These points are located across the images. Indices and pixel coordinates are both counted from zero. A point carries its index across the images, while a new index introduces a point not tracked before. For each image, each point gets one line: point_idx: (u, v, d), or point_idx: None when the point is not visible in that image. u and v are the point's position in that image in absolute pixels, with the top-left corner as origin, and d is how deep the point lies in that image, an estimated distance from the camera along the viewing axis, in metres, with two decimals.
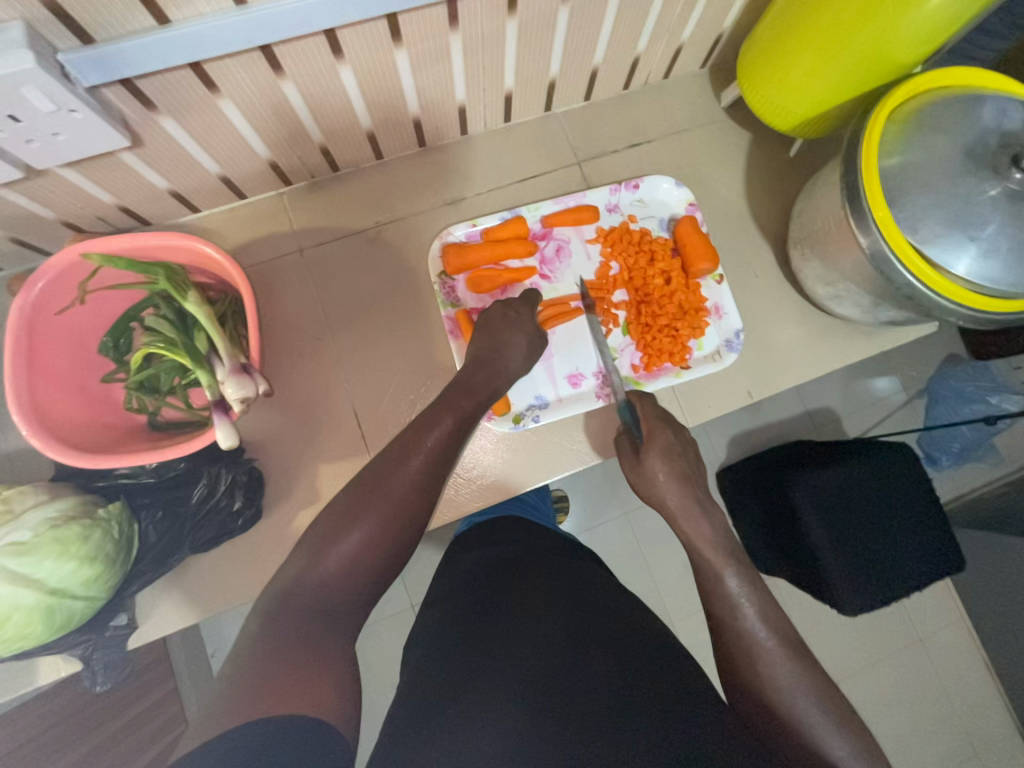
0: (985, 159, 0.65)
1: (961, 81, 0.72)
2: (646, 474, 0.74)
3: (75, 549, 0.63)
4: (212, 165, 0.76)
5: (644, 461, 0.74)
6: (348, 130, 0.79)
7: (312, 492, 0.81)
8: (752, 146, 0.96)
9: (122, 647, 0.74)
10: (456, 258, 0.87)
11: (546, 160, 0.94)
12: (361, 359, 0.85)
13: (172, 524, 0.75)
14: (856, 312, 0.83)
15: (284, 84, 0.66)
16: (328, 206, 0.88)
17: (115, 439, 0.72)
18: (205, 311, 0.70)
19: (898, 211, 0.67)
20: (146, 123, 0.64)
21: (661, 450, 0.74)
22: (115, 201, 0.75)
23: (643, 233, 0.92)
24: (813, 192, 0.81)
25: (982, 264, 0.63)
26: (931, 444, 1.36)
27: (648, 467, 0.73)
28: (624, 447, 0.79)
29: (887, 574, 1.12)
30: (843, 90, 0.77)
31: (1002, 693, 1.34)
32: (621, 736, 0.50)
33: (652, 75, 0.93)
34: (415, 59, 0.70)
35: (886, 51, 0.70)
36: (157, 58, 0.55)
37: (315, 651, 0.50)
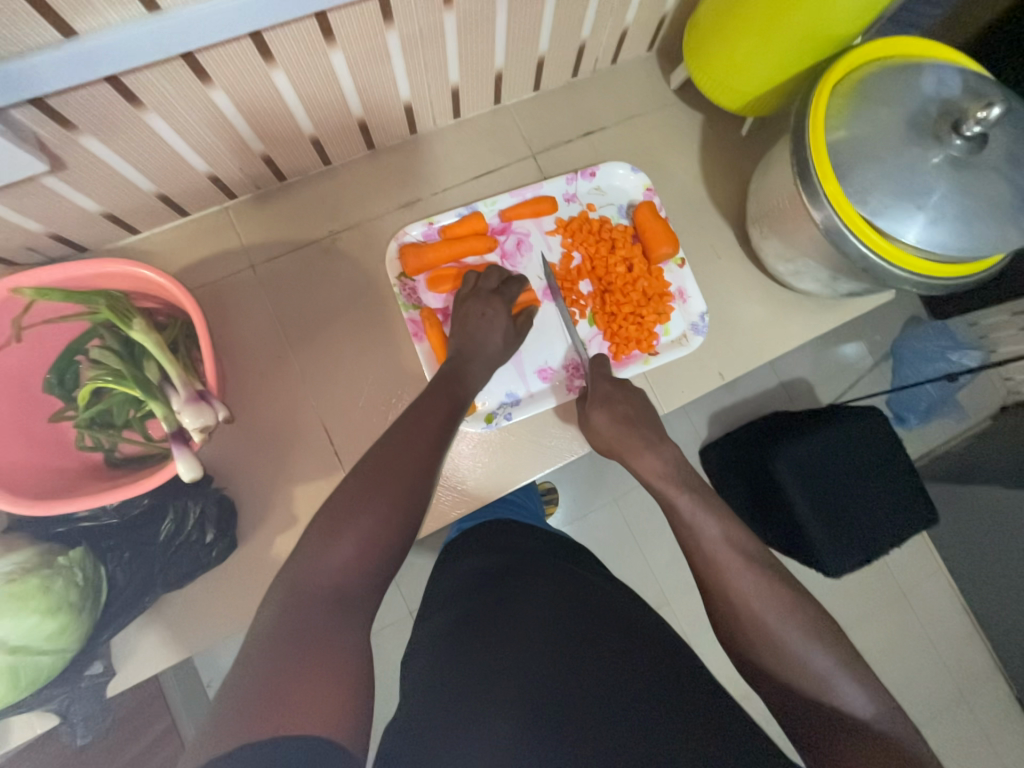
0: (926, 128, 0.66)
1: (900, 51, 0.73)
2: (589, 424, 0.79)
3: (36, 603, 0.60)
4: (146, 183, 0.72)
5: (588, 413, 0.79)
6: (291, 136, 0.76)
7: (288, 514, 0.79)
8: (705, 127, 0.96)
9: (100, 696, 0.71)
10: (414, 259, 0.85)
11: (501, 154, 0.92)
12: (326, 374, 0.83)
13: (142, 564, 0.71)
14: (817, 286, 0.85)
15: (214, 93, 0.63)
16: (279, 217, 0.85)
17: (70, 481, 0.69)
18: (154, 339, 0.66)
19: (847, 185, 0.67)
20: (67, 144, 0.60)
21: (601, 400, 0.78)
22: (44, 229, 0.70)
23: (603, 221, 0.91)
24: (766, 171, 0.82)
25: (931, 231, 0.65)
26: (899, 404, 1.40)
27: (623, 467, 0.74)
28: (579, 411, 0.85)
29: (866, 533, 1.16)
30: (787, 68, 0.78)
31: (981, 635, 1.41)
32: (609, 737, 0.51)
33: (600, 61, 0.92)
34: (353, 60, 0.67)
35: (824, 26, 0.70)
36: (70, 74, 0.51)
37: (321, 659, 0.47)
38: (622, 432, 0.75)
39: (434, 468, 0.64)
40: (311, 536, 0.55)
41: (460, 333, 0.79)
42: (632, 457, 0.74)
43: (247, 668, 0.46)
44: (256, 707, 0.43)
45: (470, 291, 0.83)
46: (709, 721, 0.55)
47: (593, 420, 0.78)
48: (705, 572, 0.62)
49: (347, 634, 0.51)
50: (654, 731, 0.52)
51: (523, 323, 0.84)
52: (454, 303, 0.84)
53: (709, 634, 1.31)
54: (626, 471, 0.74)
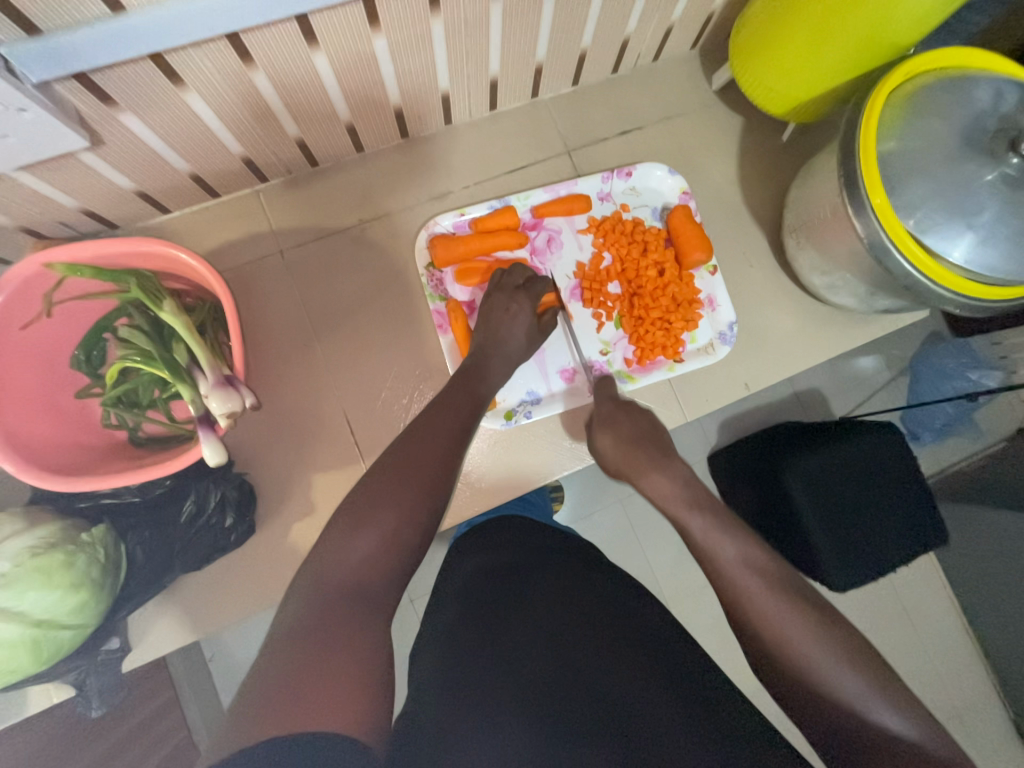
0: (983, 144, 0.64)
1: (958, 62, 0.70)
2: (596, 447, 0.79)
3: (59, 578, 0.61)
4: (180, 163, 0.71)
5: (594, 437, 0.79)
6: (325, 121, 0.75)
7: (306, 502, 0.79)
8: (744, 131, 0.94)
9: (116, 670, 0.72)
10: (444, 251, 0.84)
11: (535, 149, 0.90)
12: (349, 364, 0.82)
13: (162, 544, 0.72)
14: (851, 301, 0.83)
15: (254, 75, 0.62)
16: (308, 203, 0.84)
17: (95, 459, 0.69)
18: (182, 321, 0.66)
19: (896, 199, 0.65)
20: (106, 120, 0.59)
21: (609, 424, 0.78)
22: (77, 205, 0.70)
23: (636, 222, 0.90)
24: (807, 180, 0.80)
25: (979, 252, 0.63)
26: (913, 420, 1.36)
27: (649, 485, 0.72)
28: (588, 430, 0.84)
29: (877, 551, 1.15)
30: (838, 74, 0.75)
31: (985, 659, 1.40)
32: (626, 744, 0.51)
33: (641, 57, 0.90)
34: (395, 46, 0.66)
35: (882, 32, 0.68)
36: (113, 48, 0.50)
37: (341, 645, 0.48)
38: (626, 454, 0.75)
39: (455, 464, 0.63)
40: (332, 530, 0.56)
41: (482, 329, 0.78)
42: (637, 477, 0.73)
43: (269, 658, 0.46)
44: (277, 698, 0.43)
45: (495, 286, 0.82)
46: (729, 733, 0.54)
47: (598, 441, 0.79)
48: (726, 586, 0.61)
49: (366, 627, 0.50)
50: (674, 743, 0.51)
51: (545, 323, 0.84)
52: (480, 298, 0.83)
53: (712, 641, 1.31)
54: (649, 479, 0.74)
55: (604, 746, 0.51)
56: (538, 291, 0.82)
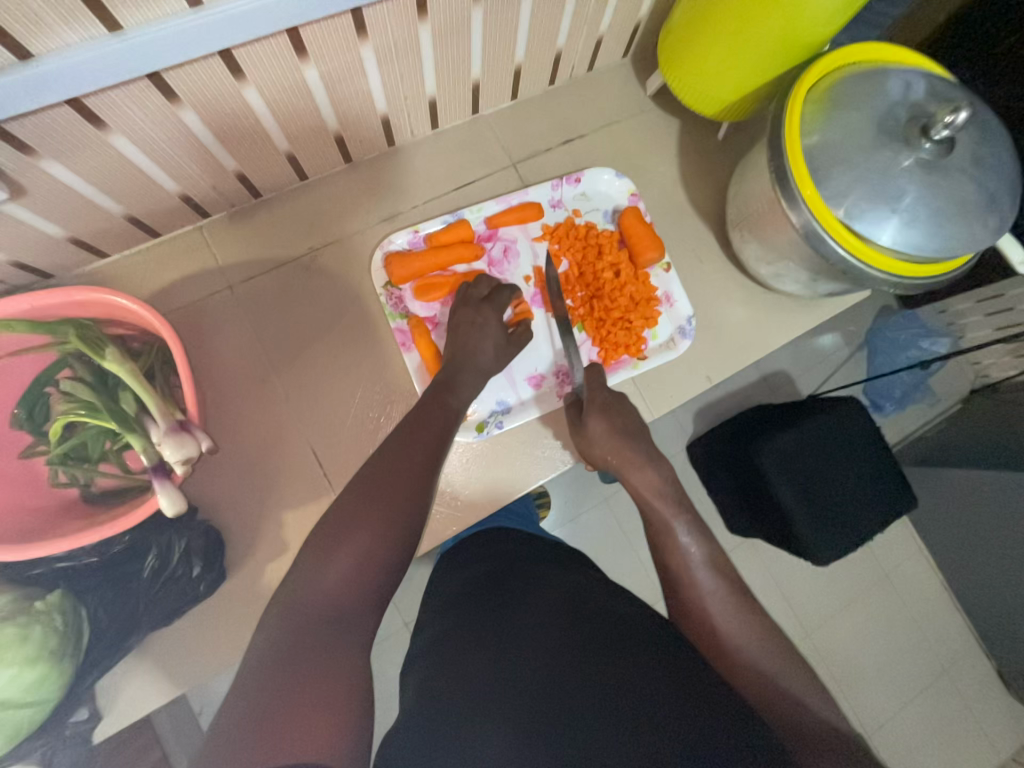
0: (897, 132, 0.67)
1: (868, 57, 0.75)
2: (586, 434, 0.80)
3: (13, 654, 0.57)
4: (113, 206, 0.69)
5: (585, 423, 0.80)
6: (264, 152, 0.73)
7: (278, 541, 0.77)
8: (682, 131, 0.97)
9: (86, 743, 0.68)
10: (400, 268, 0.83)
11: (482, 164, 0.91)
12: (311, 394, 0.81)
13: (126, 602, 0.69)
14: (797, 288, 0.86)
15: (183, 112, 0.61)
16: (255, 234, 0.82)
17: (44, 521, 0.65)
18: (128, 368, 0.63)
19: (824, 189, 0.69)
20: (26, 169, 0.57)
21: (599, 408, 0.80)
22: (5, 257, 0.67)
23: (589, 226, 0.91)
24: (744, 175, 0.83)
25: (905, 233, 0.66)
26: (876, 393, 1.44)
27: (623, 486, 0.73)
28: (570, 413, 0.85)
29: (850, 522, 1.19)
30: (761, 74, 0.79)
31: (962, 613, 1.46)
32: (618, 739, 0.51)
33: (576, 69, 0.92)
34: (327, 74, 0.66)
35: (795, 34, 0.71)
36: (24, 97, 0.49)
37: (321, 682, 0.46)
38: (619, 445, 0.76)
39: (432, 482, 0.63)
40: (304, 560, 0.55)
41: (455, 344, 0.78)
42: (626, 468, 0.76)
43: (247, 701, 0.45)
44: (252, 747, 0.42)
45: (461, 299, 0.82)
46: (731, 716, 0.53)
47: (588, 427, 0.79)
48: None
49: (354, 662, 0.50)
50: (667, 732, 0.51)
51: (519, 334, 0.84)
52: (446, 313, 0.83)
53: None
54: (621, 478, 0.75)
55: None
56: (505, 300, 0.82)
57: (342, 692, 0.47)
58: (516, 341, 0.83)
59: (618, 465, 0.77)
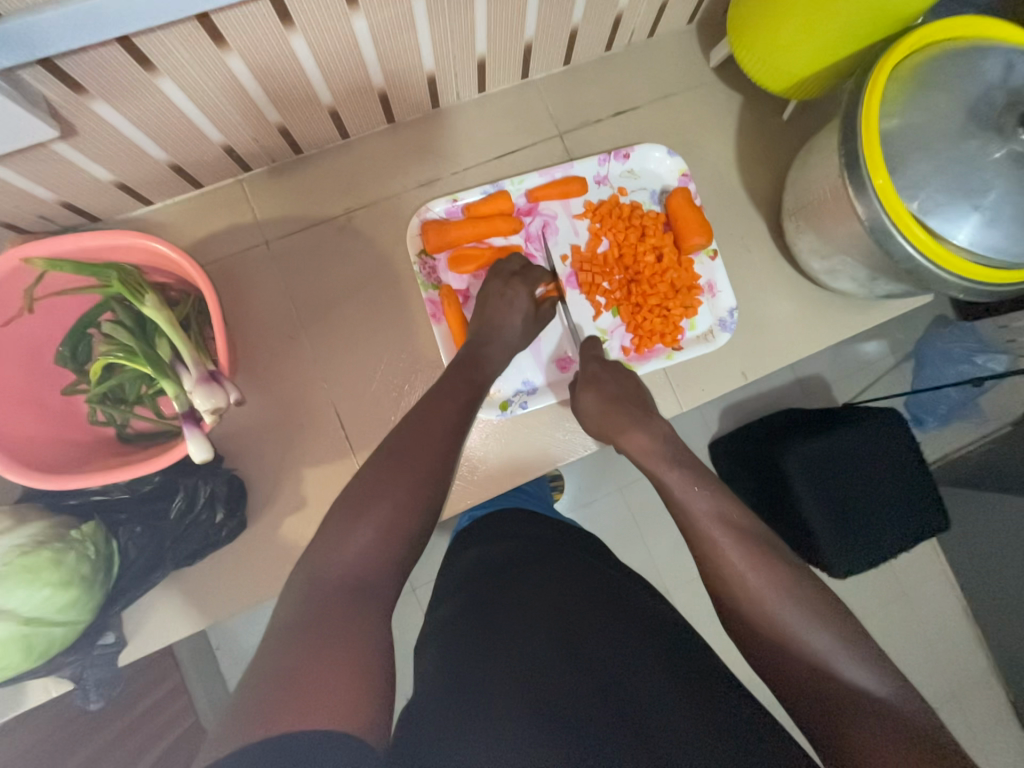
0: (990, 119, 0.61)
1: (966, 32, 0.67)
2: (578, 406, 0.79)
3: (48, 575, 0.61)
4: (158, 152, 0.69)
5: (576, 394, 0.79)
6: (307, 106, 0.72)
7: (298, 497, 0.78)
8: (742, 109, 0.90)
9: (112, 665, 0.73)
10: (436, 236, 0.82)
11: (527, 132, 0.87)
12: (339, 357, 0.81)
13: (153, 539, 0.72)
14: (852, 286, 0.80)
15: (229, 58, 0.59)
16: (294, 192, 0.82)
17: (82, 456, 0.68)
18: (165, 315, 0.64)
19: (898, 179, 0.63)
20: (77, 108, 0.57)
21: (591, 383, 0.78)
22: (55, 197, 0.68)
23: (634, 206, 0.87)
24: (807, 160, 0.77)
25: (984, 233, 0.60)
26: (917, 406, 1.36)
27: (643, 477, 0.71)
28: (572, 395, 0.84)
29: (878, 538, 1.14)
30: (841, 46, 0.72)
31: (984, 642, 1.40)
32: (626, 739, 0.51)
33: (635, 34, 0.86)
34: (375, 25, 0.63)
35: (886, 2, 0.64)
36: (76, 31, 0.48)
37: (339, 644, 0.47)
38: (607, 411, 0.75)
39: (453, 456, 0.63)
40: (329, 524, 0.56)
41: (483, 319, 0.77)
42: (617, 435, 0.74)
43: (268, 656, 0.46)
44: (276, 701, 0.42)
45: (493, 271, 0.80)
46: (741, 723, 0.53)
47: (580, 402, 0.79)
48: None
49: (366, 623, 0.50)
50: (677, 736, 0.51)
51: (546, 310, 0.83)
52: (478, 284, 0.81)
53: (711, 629, 1.31)
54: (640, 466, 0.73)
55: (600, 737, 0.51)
56: (536, 277, 0.80)
57: (356, 646, 0.48)
58: (543, 318, 0.82)
59: (610, 433, 0.75)
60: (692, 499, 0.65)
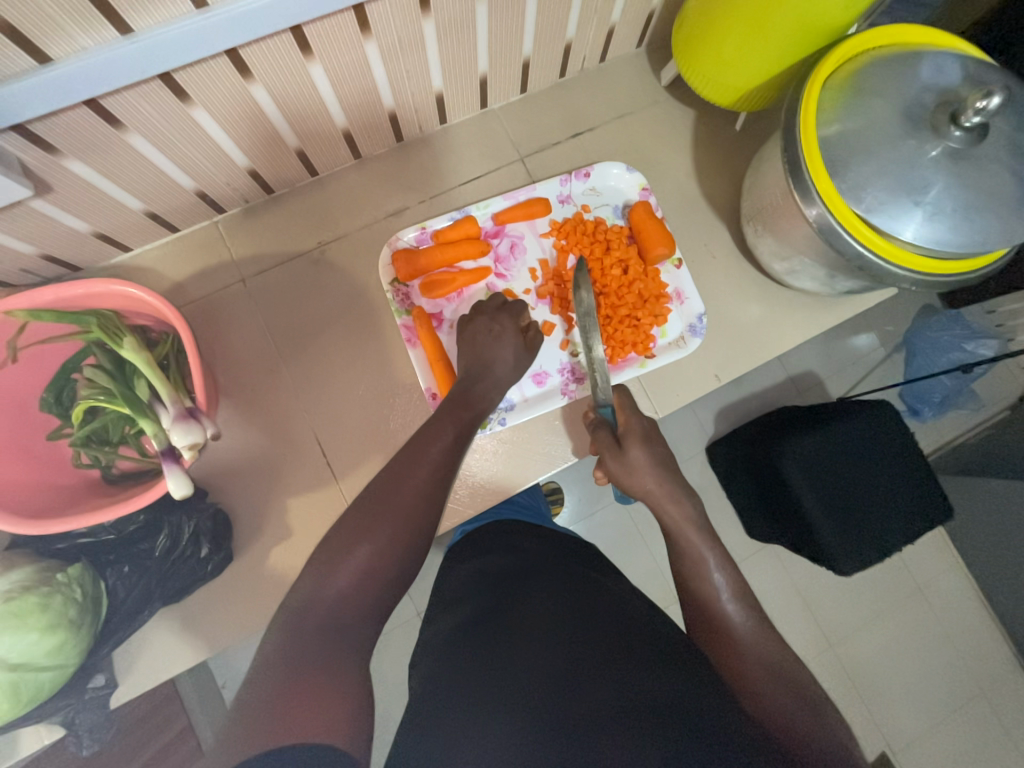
0: (923, 119, 0.63)
1: (895, 39, 0.70)
2: (627, 463, 0.73)
3: (34, 620, 0.62)
4: (135, 202, 0.72)
5: (630, 450, 0.73)
6: (275, 148, 0.75)
7: (284, 526, 0.79)
8: (698, 123, 0.94)
9: (104, 708, 0.72)
10: (406, 265, 0.84)
11: (490, 158, 0.91)
12: (320, 386, 0.83)
13: (141, 578, 0.73)
14: (815, 285, 0.82)
15: (194, 111, 0.63)
16: (268, 230, 0.85)
17: (68, 498, 0.69)
18: (143, 357, 0.67)
19: (841, 181, 0.65)
20: (52, 168, 0.61)
21: (641, 439, 0.75)
22: (36, 250, 0.71)
23: (597, 222, 0.90)
24: (759, 167, 0.80)
25: (929, 228, 0.62)
26: (913, 397, 1.36)
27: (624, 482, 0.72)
28: (600, 438, 0.76)
29: (876, 532, 1.13)
30: (778, 61, 0.76)
31: (1002, 632, 1.37)
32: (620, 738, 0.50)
33: (587, 60, 0.90)
34: (333, 71, 0.67)
35: (813, 19, 0.68)
36: (45, 98, 0.51)
37: (321, 680, 0.48)
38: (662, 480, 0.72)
39: (439, 486, 0.64)
40: (313, 564, 0.56)
41: (470, 355, 0.79)
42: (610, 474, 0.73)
43: (255, 687, 0.48)
44: (259, 722, 0.44)
45: (476, 311, 0.83)
46: (741, 724, 0.52)
47: (632, 457, 0.73)
48: None
49: (348, 658, 0.51)
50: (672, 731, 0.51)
51: (534, 337, 0.83)
52: (461, 322, 0.83)
53: None
54: (622, 471, 0.74)
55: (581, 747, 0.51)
56: (520, 311, 0.82)
57: (341, 691, 0.48)
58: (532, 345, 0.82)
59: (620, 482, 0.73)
60: None
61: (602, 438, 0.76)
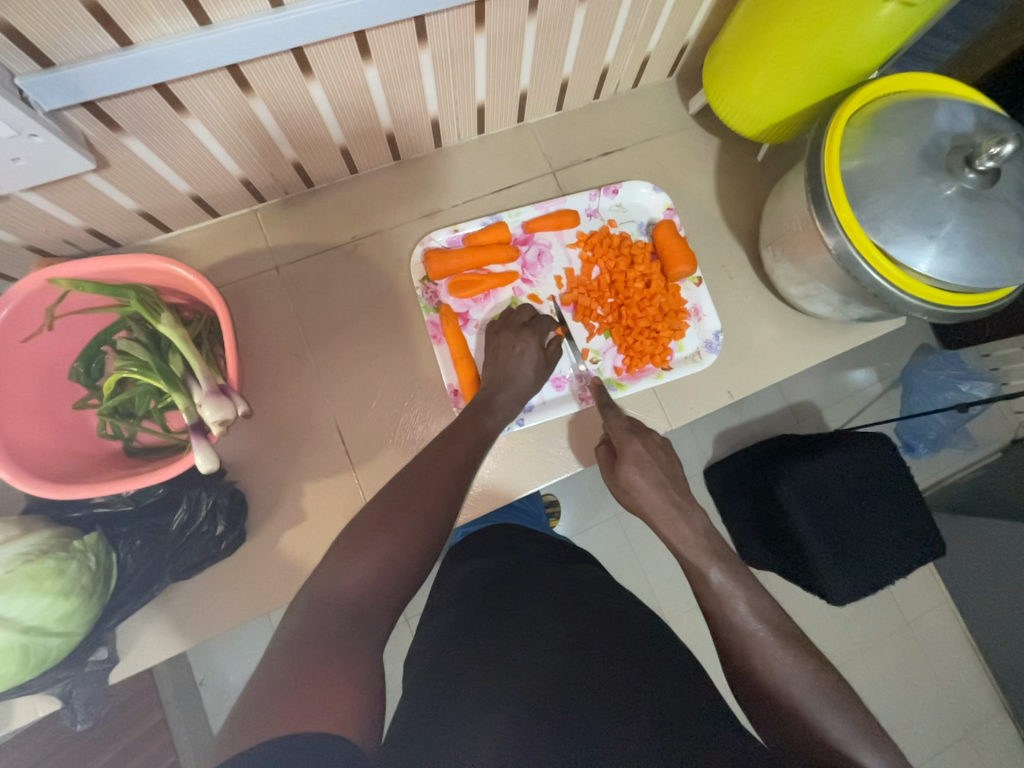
0: (940, 160, 0.67)
1: (915, 86, 0.75)
2: (623, 485, 0.74)
3: (49, 584, 0.61)
4: (182, 185, 0.75)
5: (618, 472, 0.74)
6: (321, 144, 0.78)
7: (296, 512, 0.80)
8: (721, 151, 0.98)
9: (102, 683, 0.72)
10: (438, 264, 0.87)
11: (523, 169, 0.94)
12: (342, 376, 0.84)
13: (152, 552, 0.73)
14: (828, 310, 0.86)
15: (253, 102, 0.66)
16: (304, 222, 0.88)
17: (89, 468, 0.70)
18: (179, 333, 0.68)
19: (861, 212, 0.69)
20: (111, 145, 0.63)
21: (633, 460, 0.73)
22: (82, 223, 0.73)
23: (623, 236, 0.93)
24: (781, 195, 0.84)
25: (942, 262, 0.65)
26: (909, 433, 1.39)
27: (621, 477, 0.74)
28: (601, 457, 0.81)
29: (872, 562, 1.14)
30: (803, 98, 0.80)
31: (989, 672, 1.38)
32: (625, 738, 0.51)
33: (621, 84, 0.95)
34: (386, 75, 0.70)
35: (840, 61, 0.72)
36: (121, 79, 0.54)
37: (339, 659, 0.49)
38: (656, 500, 0.70)
39: (459, 488, 0.66)
40: (336, 550, 0.57)
41: (493, 367, 0.82)
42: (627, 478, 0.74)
43: (274, 661, 0.48)
44: (269, 707, 0.44)
45: (502, 324, 0.86)
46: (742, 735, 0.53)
47: (625, 480, 0.74)
48: (711, 585, 0.63)
49: (365, 644, 0.52)
50: (678, 735, 0.52)
51: (555, 352, 0.84)
52: (488, 333, 0.86)
53: (709, 655, 1.30)
54: (621, 489, 0.75)
55: (585, 745, 0.51)
56: (545, 327, 0.84)
57: (353, 674, 0.49)
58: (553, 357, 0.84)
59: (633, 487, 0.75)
60: (689, 521, 0.68)
61: (604, 460, 0.79)
